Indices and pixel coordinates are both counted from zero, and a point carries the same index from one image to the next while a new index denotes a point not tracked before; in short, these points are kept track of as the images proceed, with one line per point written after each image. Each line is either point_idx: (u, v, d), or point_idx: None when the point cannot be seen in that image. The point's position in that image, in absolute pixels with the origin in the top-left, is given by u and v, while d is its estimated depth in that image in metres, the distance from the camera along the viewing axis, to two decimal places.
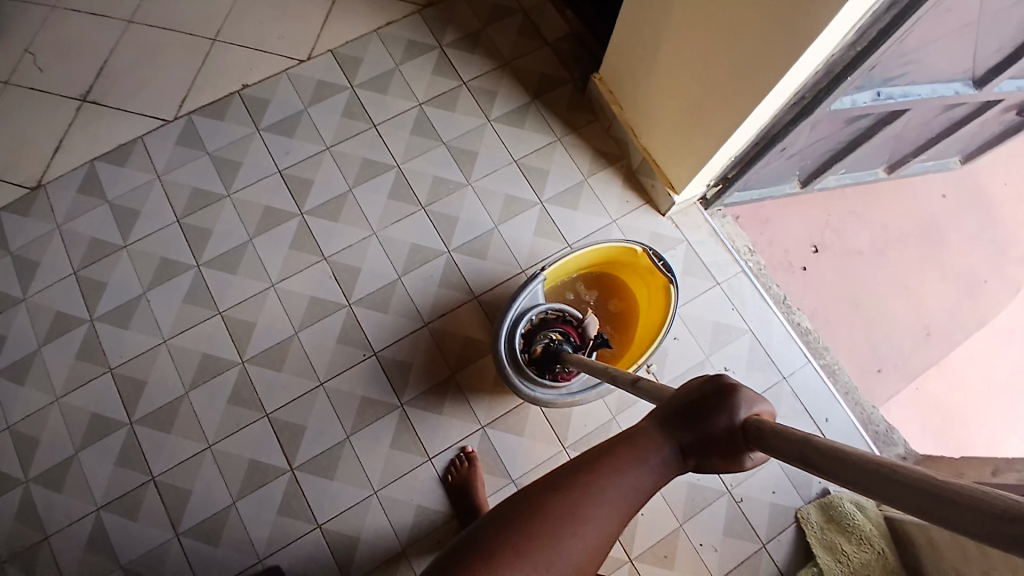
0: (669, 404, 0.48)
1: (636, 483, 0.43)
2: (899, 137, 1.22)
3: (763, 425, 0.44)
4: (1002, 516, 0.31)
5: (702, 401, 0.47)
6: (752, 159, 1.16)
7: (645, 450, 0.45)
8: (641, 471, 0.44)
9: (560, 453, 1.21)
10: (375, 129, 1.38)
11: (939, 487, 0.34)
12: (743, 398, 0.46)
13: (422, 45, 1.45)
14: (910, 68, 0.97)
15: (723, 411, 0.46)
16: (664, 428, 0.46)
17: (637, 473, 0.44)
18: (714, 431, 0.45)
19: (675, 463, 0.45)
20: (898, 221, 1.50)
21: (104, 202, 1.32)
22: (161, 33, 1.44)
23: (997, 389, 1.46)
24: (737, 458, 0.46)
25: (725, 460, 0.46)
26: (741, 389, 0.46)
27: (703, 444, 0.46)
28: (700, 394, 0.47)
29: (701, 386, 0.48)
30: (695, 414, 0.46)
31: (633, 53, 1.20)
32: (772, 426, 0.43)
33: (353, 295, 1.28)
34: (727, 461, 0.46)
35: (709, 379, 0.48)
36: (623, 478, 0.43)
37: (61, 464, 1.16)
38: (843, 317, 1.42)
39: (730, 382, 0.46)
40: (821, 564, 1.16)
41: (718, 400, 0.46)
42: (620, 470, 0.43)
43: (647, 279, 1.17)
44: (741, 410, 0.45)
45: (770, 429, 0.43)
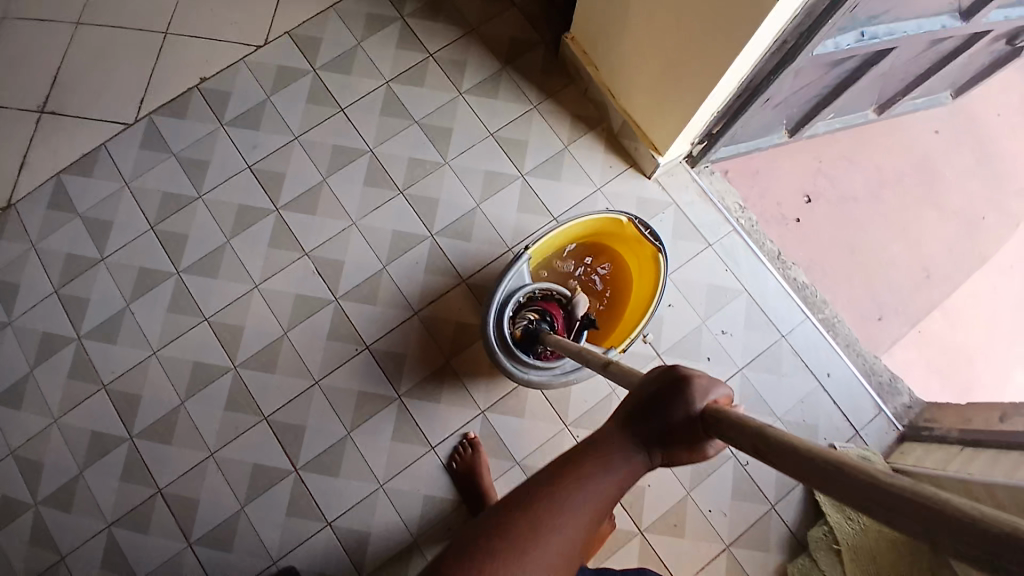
0: (631, 404, 0.48)
1: (602, 484, 0.43)
2: (886, 77, 1.15)
3: (717, 411, 0.45)
4: (967, 531, 0.31)
5: (663, 396, 0.47)
6: (736, 113, 1.10)
7: (609, 453, 0.45)
8: (607, 470, 0.44)
9: (562, 431, 1.20)
10: (343, 113, 1.33)
11: (905, 493, 0.34)
12: (697, 388, 0.47)
13: (383, 18, 1.38)
14: (895, 3, 0.90)
15: (680, 400, 0.47)
16: (626, 429, 0.47)
17: (603, 474, 0.44)
18: (673, 424, 0.46)
19: (642, 461, 0.46)
20: (892, 163, 1.45)
21: (75, 217, 1.28)
22: (109, 31, 1.37)
23: (999, 327, 1.41)
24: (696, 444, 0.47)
25: (690, 450, 0.47)
26: (696, 378, 0.47)
27: (664, 439, 0.46)
28: (660, 388, 0.48)
29: (655, 381, 0.48)
30: (657, 408, 0.47)
31: (601, 10, 1.13)
32: (724, 415, 0.44)
33: (339, 290, 1.25)
34: (692, 451, 0.47)
35: (664, 373, 0.49)
36: (590, 481, 0.43)
37: (68, 485, 1.17)
38: (841, 266, 1.38)
39: (685, 374, 0.47)
40: (831, 521, 1.16)
41: (673, 392, 0.47)
42: (584, 475, 0.43)
43: (634, 247, 1.13)
44: (697, 399, 0.47)
45: (724, 416, 0.44)
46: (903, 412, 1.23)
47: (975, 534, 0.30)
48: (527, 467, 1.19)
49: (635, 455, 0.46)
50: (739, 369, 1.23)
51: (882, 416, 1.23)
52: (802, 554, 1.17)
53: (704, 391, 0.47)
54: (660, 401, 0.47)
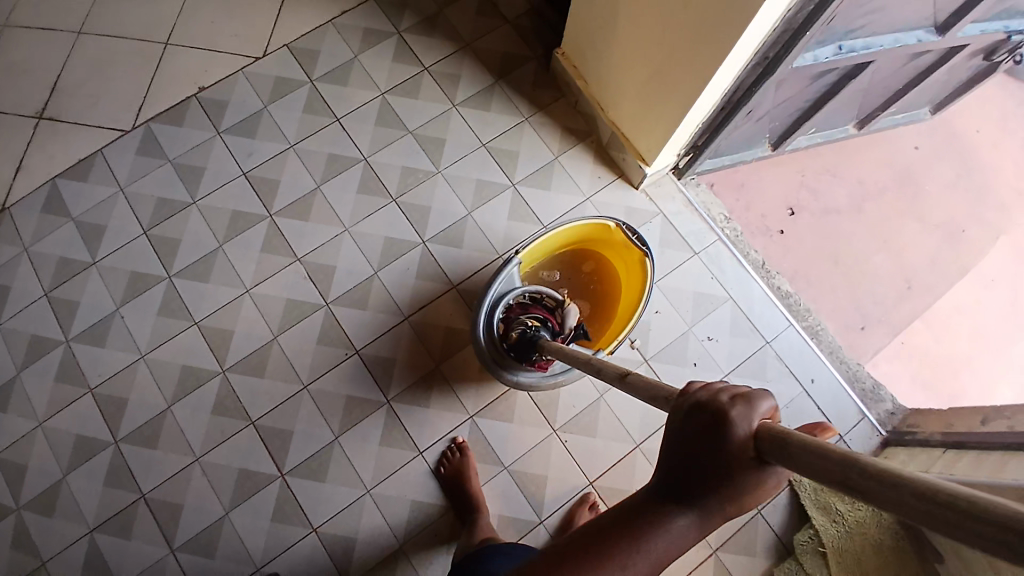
0: (666, 452, 0.40)
1: (635, 567, 0.35)
2: (868, 90, 1.20)
3: (776, 439, 0.36)
4: None
5: (702, 433, 0.38)
6: (719, 126, 1.14)
7: (641, 525, 0.37)
8: (639, 548, 0.36)
9: (551, 436, 1.21)
10: (338, 123, 1.35)
11: None
12: (735, 416, 0.38)
13: (379, 32, 1.42)
14: (871, 17, 0.94)
15: (720, 438, 0.38)
16: (663, 486, 0.38)
17: (634, 556, 0.36)
18: (720, 469, 0.37)
19: (689, 523, 0.37)
20: (875, 176, 1.49)
21: (69, 221, 1.29)
22: (111, 41, 1.40)
23: (987, 340, 1.44)
24: (752, 484, 0.38)
25: (751, 489, 0.38)
26: (735, 404, 0.38)
27: (713, 491, 0.37)
28: (694, 424, 0.39)
29: (686, 415, 0.40)
30: (698, 449, 0.38)
31: (590, 25, 1.17)
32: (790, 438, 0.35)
33: (330, 295, 1.26)
34: (755, 487, 0.38)
35: (697, 403, 0.40)
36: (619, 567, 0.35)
37: (52, 488, 1.16)
38: (824, 276, 1.41)
39: (723, 403, 0.38)
40: (816, 525, 1.17)
41: (711, 430, 0.38)
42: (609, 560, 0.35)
43: (623, 252, 1.15)
44: (740, 433, 0.37)
45: (791, 441, 0.35)
46: (886, 418, 1.25)
47: None
48: (516, 472, 1.19)
49: (678, 518, 0.37)
50: (725, 374, 1.24)
51: (866, 421, 1.24)
52: (789, 559, 1.17)
53: (746, 421, 0.38)
54: (697, 443, 0.38)
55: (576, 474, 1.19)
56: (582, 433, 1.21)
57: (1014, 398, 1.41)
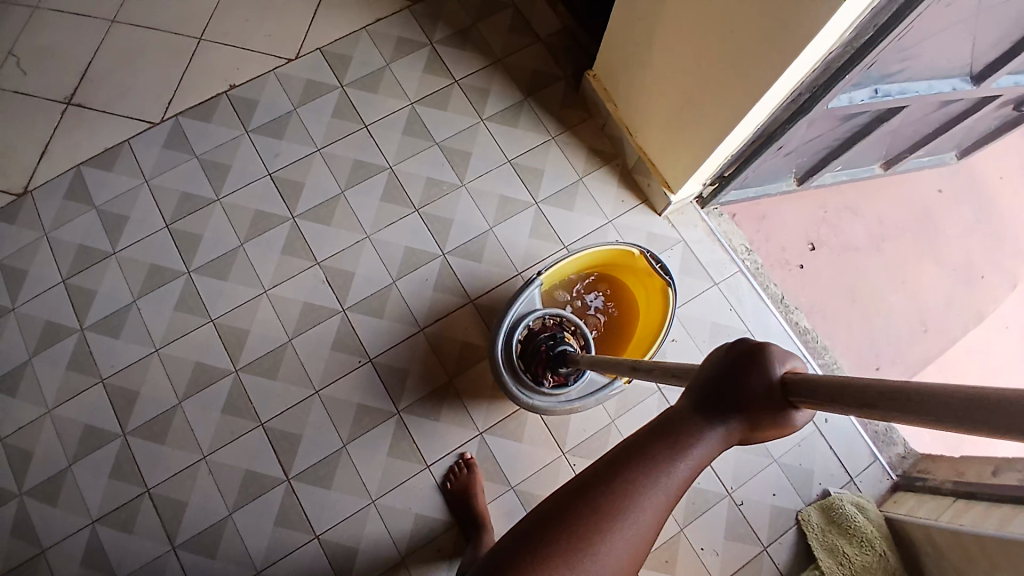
0: (697, 384, 0.41)
1: (672, 479, 0.36)
2: (895, 133, 1.20)
3: (802, 380, 0.38)
4: None
5: (733, 368, 0.40)
6: (748, 158, 1.14)
7: (677, 440, 0.38)
8: (676, 461, 0.37)
9: (559, 458, 1.20)
10: (366, 129, 1.36)
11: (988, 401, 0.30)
12: (767, 356, 0.40)
13: (412, 42, 1.42)
14: (908, 63, 0.94)
15: (752, 374, 0.40)
16: (692, 411, 0.40)
17: (672, 468, 0.37)
18: (750, 408, 0.39)
19: (716, 444, 0.38)
20: (895, 216, 1.49)
21: (90, 209, 1.29)
22: (145, 33, 1.41)
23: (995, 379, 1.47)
24: (776, 419, 0.40)
25: (772, 421, 0.39)
26: (769, 345, 0.40)
27: (739, 418, 0.39)
28: (727, 362, 0.41)
29: (723, 353, 0.41)
30: (728, 382, 0.40)
31: (626, 50, 1.18)
32: (816, 379, 0.37)
33: (346, 301, 1.26)
34: (774, 421, 0.40)
35: (728, 344, 0.42)
36: (656, 475, 0.36)
37: (57, 477, 1.16)
38: (840, 313, 1.41)
39: (756, 342, 0.40)
40: (822, 566, 1.16)
41: (743, 369, 0.40)
42: (650, 467, 0.36)
43: (644, 280, 1.15)
44: (774, 369, 0.39)
45: (820, 383, 0.37)
46: (897, 461, 1.25)
47: None
48: (521, 492, 1.19)
49: (709, 437, 0.38)
50: None
51: (877, 464, 1.25)
52: None
53: (780, 358, 0.40)
54: (728, 375, 0.40)
55: None
56: (591, 457, 1.21)
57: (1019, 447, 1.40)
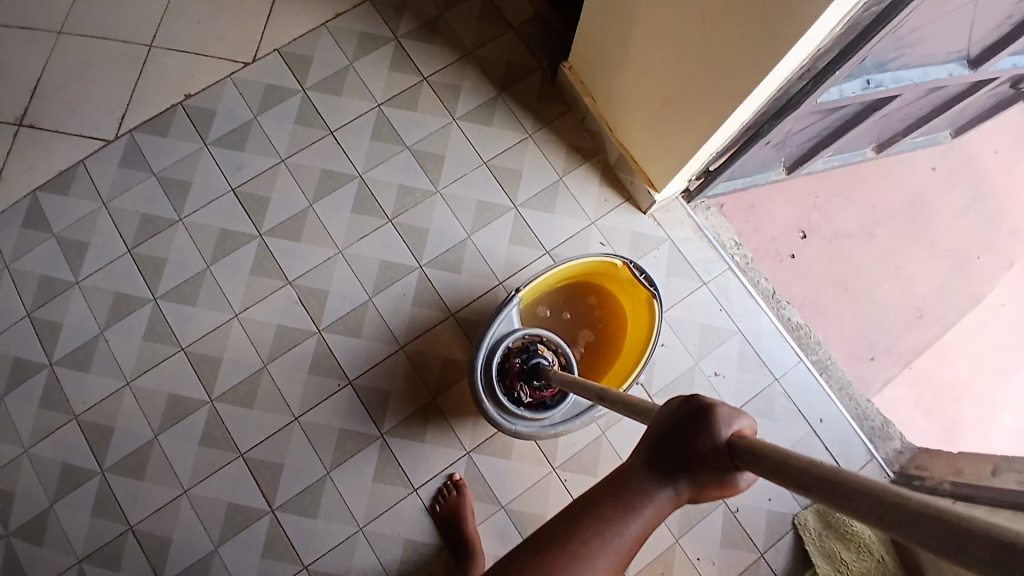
0: (649, 440, 0.42)
1: (622, 536, 0.37)
2: (885, 119, 1.12)
3: (748, 447, 0.39)
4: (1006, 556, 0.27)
5: (682, 426, 0.41)
6: (737, 152, 1.06)
7: (630, 495, 0.39)
8: (630, 516, 0.38)
9: (550, 474, 1.17)
10: (332, 136, 1.28)
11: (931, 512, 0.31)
12: (716, 417, 0.41)
13: (377, 37, 1.33)
14: (905, 51, 0.86)
15: (701, 434, 0.41)
16: (643, 466, 0.41)
17: (623, 525, 0.37)
18: (696, 464, 0.40)
19: (665, 501, 0.39)
20: (886, 200, 1.41)
21: (50, 237, 1.23)
22: (92, 43, 1.32)
23: (987, 364, 1.41)
24: (724, 476, 0.40)
25: (720, 481, 0.41)
26: (718, 405, 0.42)
27: (686, 476, 0.40)
28: (677, 419, 0.42)
29: (675, 409, 0.43)
30: (677, 439, 0.41)
31: (600, 39, 1.09)
32: (762, 455, 0.38)
33: (322, 321, 1.21)
34: (722, 482, 0.41)
35: (680, 402, 0.43)
36: (610, 531, 0.37)
37: (39, 518, 1.13)
38: (831, 304, 1.35)
39: (705, 403, 0.42)
40: (820, 573, 1.14)
41: (691, 428, 0.41)
42: (601, 526, 0.37)
43: (629, 290, 1.09)
44: (720, 430, 0.41)
45: (765, 450, 0.38)
46: (893, 458, 1.22)
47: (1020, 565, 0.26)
48: (513, 511, 1.15)
49: (657, 495, 0.39)
50: None
51: (874, 462, 1.21)
52: None
53: (729, 419, 0.41)
54: (678, 431, 0.41)
55: None
56: (581, 471, 1.17)
57: (1013, 427, 1.38)
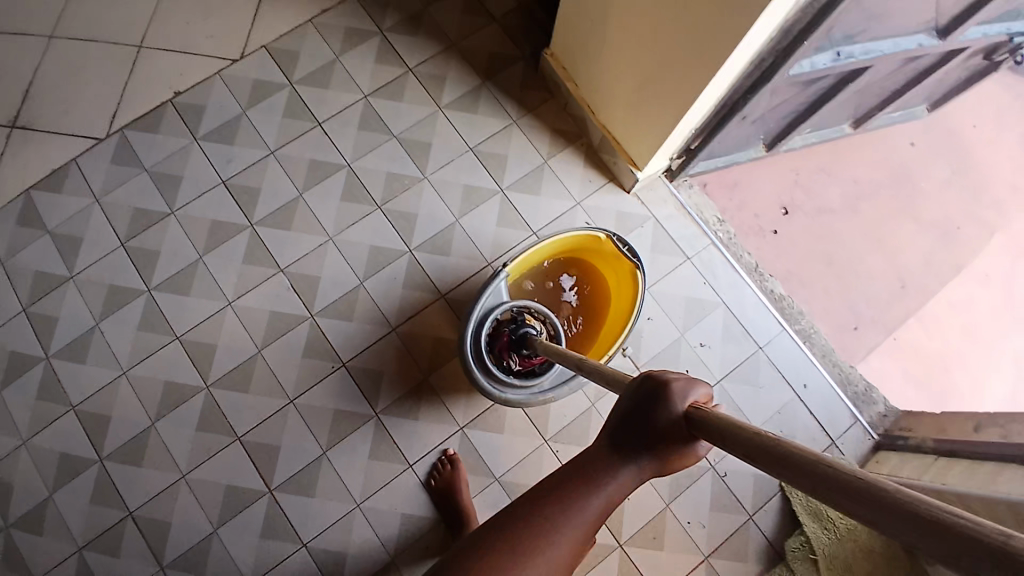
0: (613, 416, 0.45)
1: (587, 508, 0.39)
2: (862, 93, 1.17)
3: (703, 418, 0.42)
4: (923, 524, 0.29)
5: (642, 402, 0.44)
6: (713, 130, 1.10)
7: (592, 475, 0.41)
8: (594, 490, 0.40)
9: (542, 446, 1.20)
10: (320, 127, 1.32)
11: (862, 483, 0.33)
12: (673, 391, 0.44)
13: (361, 33, 1.37)
14: (871, 22, 0.92)
15: (660, 409, 0.43)
16: (608, 443, 0.43)
17: (587, 500, 0.39)
18: (658, 438, 0.42)
19: (628, 474, 0.41)
20: (869, 174, 1.47)
21: (44, 233, 1.25)
22: (81, 44, 1.35)
23: (976, 334, 1.43)
24: (684, 449, 0.43)
25: (680, 453, 0.43)
26: (675, 380, 0.44)
27: (649, 450, 0.42)
28: (638, 397, 0.44)
29: (636, 390, 0.45)
30: (639, 415, 0.43)
31: (579, 27, 1.14)
32: (714, 427, 0.40)
33: (315, 307, 1.23)
34: (682, 454, 0.43)
35: (641, 379, 0.45)
36: (572, 507, 0.39)
37: (38, 507, 1.14)
38: (817, 276, 1.39)
39: (663, 378, 0.44)
40: (807, 532, 1.17)
41: (652, 403, 0.43)
42: (567, 501, 0.39)
43: (613, 264, 1.13)
44: (676, 404, 0.43)
45: (717, 422, 0.40)
46: (878, 421, 1.25)
47: (935, 529, 0.28)
48: (506, 482, 1.18)
49: (621, 470, 0.41)
50: (719, 382, 1.24)
51: (859, 425, 1.24)
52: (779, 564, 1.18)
53: (685, 394, 0.44)
54: (640, 408, 0.44)
55: None
56: (573, 442, 1.20)
57: (1004, 395, 1.40)
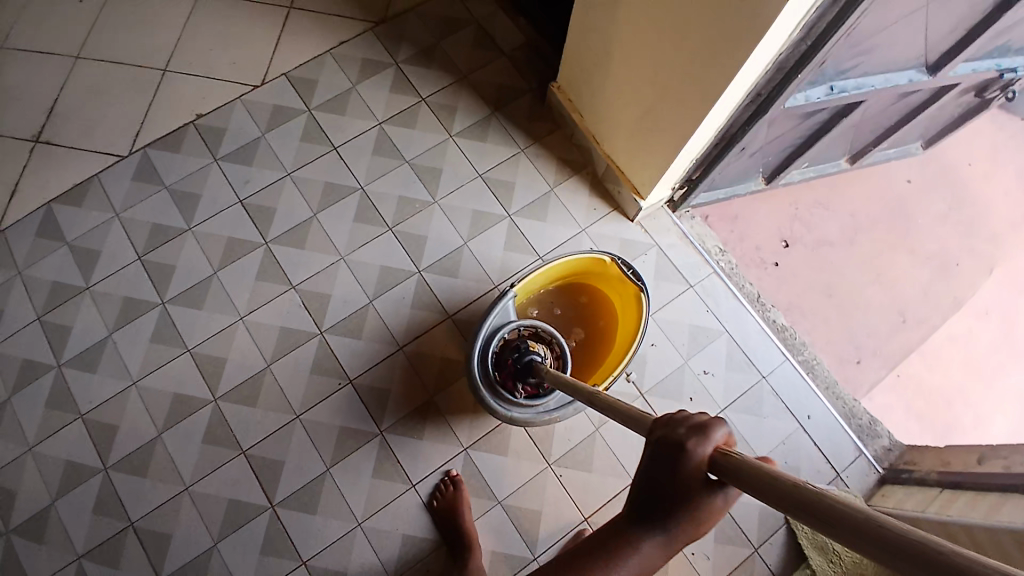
0: (638, 478, 0.44)
1: None
2: (859, 127, 1.23)
3: (728, 466, 0.40)
4: None
5: (661, 464, 0.42)
6: (714, 160, 1.15)
7: (616, 554, 0.41)
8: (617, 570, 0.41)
9: (546, 470, 1.20)
10: (336, 151, 1.36)
11: (906, 542, 0.31)
12: (690, 448, 0.42)
13: (377, 63, 1.43)
14: (862, 58, 0.97)
15: (679, 470, 0.42)
16: (632, 513, 0.43)
17: None
18: (683, 504, 0.41)
19: (654, 549, 0.41)
20: (867, 210, 1.51)
21: (63, 245, 1.28)
22: (108, 67, 1.41)
23: (979, 370, 1.47)
24: (709, 510, 0.42)
25: (705, 512, 0.42)
26: (692, 434, 0.42)
27: (676, 518, 0.41)
28: (657, 458, 0.43)
29: (651, 450, 0.44)
30: (660, 478, 0.42)
31: (585, 61, 1.19)
32: (741, 473, 0.39)
33: (324, 324, 1.25)
34: (706, 510, 0.42)
35: (660, 435, 0.44)
36: None
37: (39, 516, 1.14)
38: (818, 308, 1.42)
39: (680, 437, 0.42)
40: (813, 565, 1.17)
41: (672, 464, 0.42)
42: None
43: (618, 287, 1.16)
44: (695, 461, 0.41)
45: (743, 471, 0.39)
46: (883, 454, 1.25)
47: None
48: (510, 506, 1.18)
49: (646, 545, 0.41)
50: (722, 411, 1.25)
51: (863, 458, 1.25)
52: None
53: (700, 450, 0.42)
54: (660, 470, 0.42)
55: (570, 508, 1.18)
56: (578, 467, 1.21)
57: (1007, 430, 1.43)
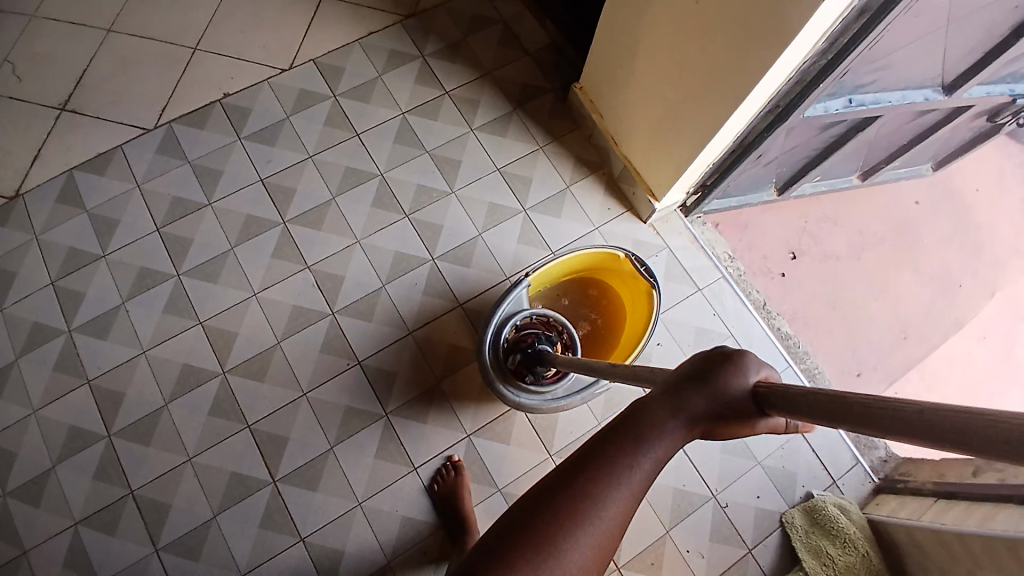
0: (672, 380, 0.42)
1: (637, 465, 0.37)
2: (871, 145, 1.26)
3: (778, 392, 0.39)
4: None
5: (707, 370, 0.41)
6: (729, 166, 1.17)
7: (645, 432, 0.38)
8: (645, 448, 0.38)
9: (547, 460, 1.21)
10: (358, 137, 1.38)
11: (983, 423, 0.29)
12: (739, 364, 0.41)
13: (404, 55, 1.46)
14: (880, 74, 1.00)
15: (724, 377, 0.40)
16: (664, 402, 0.40)
17: (637, 457, 0.37)
18: (719, 402, 0.40)
19: (680, 432, 0.39)
20: (874, 227, 1.53)
21: (82, 212, 1.30)
22: (139, 42, 1.44)
23: (976, 391, 1.49)
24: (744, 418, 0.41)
25: (737, 424, 0.41)
26: (745, 353, 0.42)
27: (709, 416, 0.40)
28: (703, 365, 0.42)
29: (693, 362, 0.42)
30: (701, 382, 0.41)
31: (610, 60, 1.22)
32: (794, 398, 0.38)
33: (336, 304, 1.27)
34: (740, 425, 0.41)
35: (706, 351, 0.43)
36: (626, 465, 0.37)
37: (40, 478, 1.14)
38: (822, 320, 1.44)
39: (731, 351, 0.42)
40: (807, 568, 1.17)
41: (716, 373, 0.41)
42: (618, 458, 0.37)
43: (630, 283, 1.17)
44: (745, 376, 0.41)
45: (794, 395, 0.38)
46: (879, 466, 1.27)
47: None
48: (508, 495, 1.19)
49: (674, 426, 0.39)
50: None
51: (860, 467, 1.26)
52: None
53: (746, 374, 0.41)
54: (704, 375, 0.41)
55: None
56: None
57: None
